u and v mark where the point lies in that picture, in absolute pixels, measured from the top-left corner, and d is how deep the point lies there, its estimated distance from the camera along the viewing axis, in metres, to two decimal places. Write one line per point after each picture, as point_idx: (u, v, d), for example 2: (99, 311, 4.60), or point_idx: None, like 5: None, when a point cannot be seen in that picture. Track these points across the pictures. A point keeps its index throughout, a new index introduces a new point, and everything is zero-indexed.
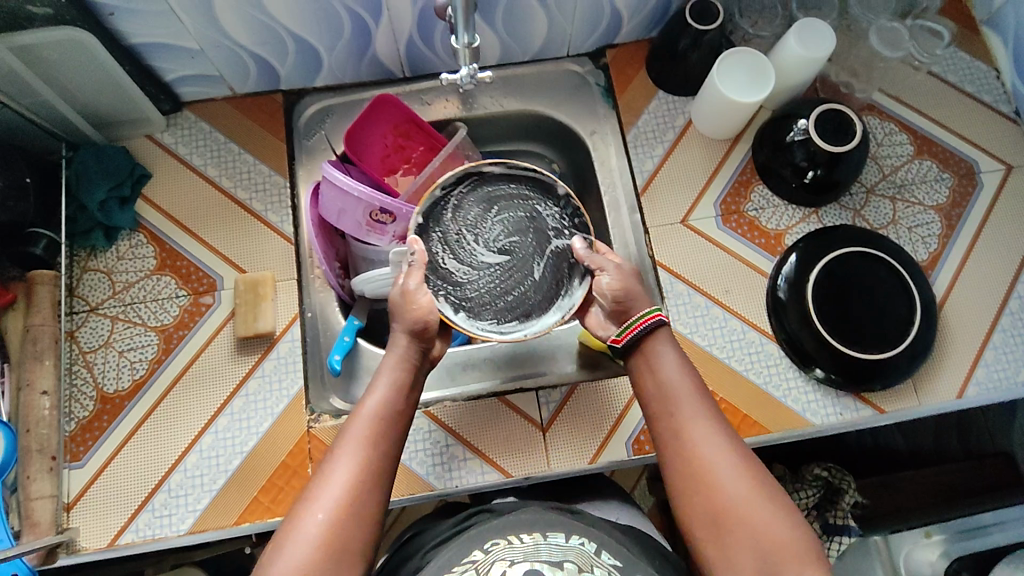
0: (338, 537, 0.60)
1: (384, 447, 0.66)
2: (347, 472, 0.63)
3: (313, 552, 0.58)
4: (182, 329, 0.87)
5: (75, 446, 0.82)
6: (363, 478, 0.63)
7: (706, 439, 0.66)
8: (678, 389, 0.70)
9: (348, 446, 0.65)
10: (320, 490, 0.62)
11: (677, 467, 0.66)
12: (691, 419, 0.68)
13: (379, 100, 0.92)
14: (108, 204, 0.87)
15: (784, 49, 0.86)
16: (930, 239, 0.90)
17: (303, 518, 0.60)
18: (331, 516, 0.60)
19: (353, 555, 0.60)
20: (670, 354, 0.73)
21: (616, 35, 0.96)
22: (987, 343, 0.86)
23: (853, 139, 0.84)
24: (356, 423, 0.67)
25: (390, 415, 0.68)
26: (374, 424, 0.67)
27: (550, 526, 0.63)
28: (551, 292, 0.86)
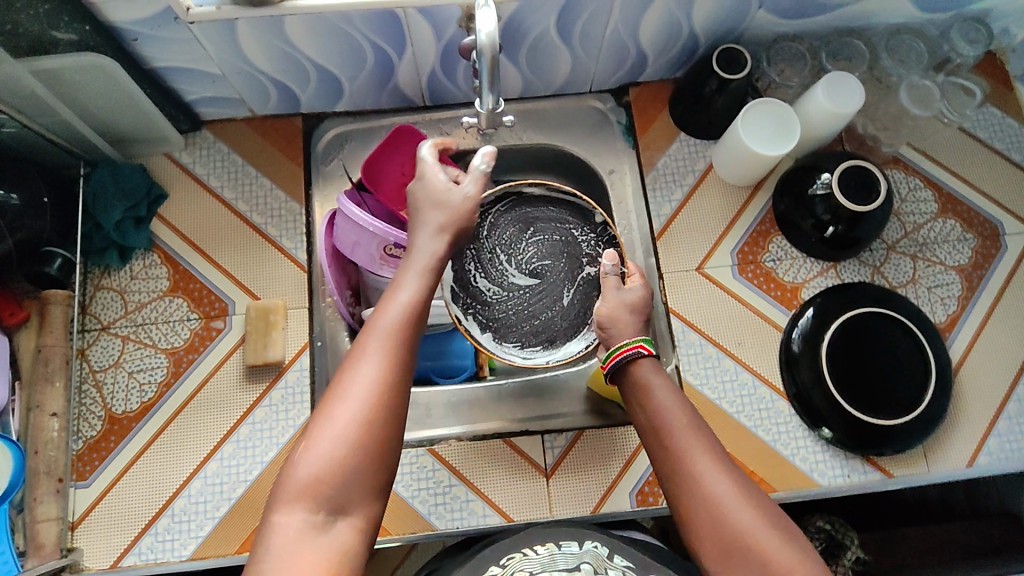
0: (372, 432, 0.56)
1: (414, 338, 0.62)
2: (381, 359, 0.59)
3: (345, 447, 0.55)
4: (191, 352, 0.87)
5: (81, 465, 0.83)
6: (396, 372, 0.59)
7: (717, 477, 0.62)
8: (679, 421, 0.66)
9: (376, 340, 0.60)
10: (351, 379, 0.57)
11: (685, 503, 0.62)
12: (695, 453, 0.63)
13: (399, 130, 0.90)
14: (123, 224, 0.88)
15: (811, 100, 0.85)
16: (949, 300, 0.88)
17: (332, 411, 0.56)
18: (365, 408, 0.56)
19: (389, 452, 0.57)
20: (663, 381, 0.70)
21: (641, 73, 0.95)
22: (1002, 412, 0.85)
23: (877, 197, 0.83)
24: (384, 313, 0.62)
25: (420, 307, 0.64)
26: (405, 313, 0.62)
27: (562, 536, 0.62)
28: (576, 320, 0.91)
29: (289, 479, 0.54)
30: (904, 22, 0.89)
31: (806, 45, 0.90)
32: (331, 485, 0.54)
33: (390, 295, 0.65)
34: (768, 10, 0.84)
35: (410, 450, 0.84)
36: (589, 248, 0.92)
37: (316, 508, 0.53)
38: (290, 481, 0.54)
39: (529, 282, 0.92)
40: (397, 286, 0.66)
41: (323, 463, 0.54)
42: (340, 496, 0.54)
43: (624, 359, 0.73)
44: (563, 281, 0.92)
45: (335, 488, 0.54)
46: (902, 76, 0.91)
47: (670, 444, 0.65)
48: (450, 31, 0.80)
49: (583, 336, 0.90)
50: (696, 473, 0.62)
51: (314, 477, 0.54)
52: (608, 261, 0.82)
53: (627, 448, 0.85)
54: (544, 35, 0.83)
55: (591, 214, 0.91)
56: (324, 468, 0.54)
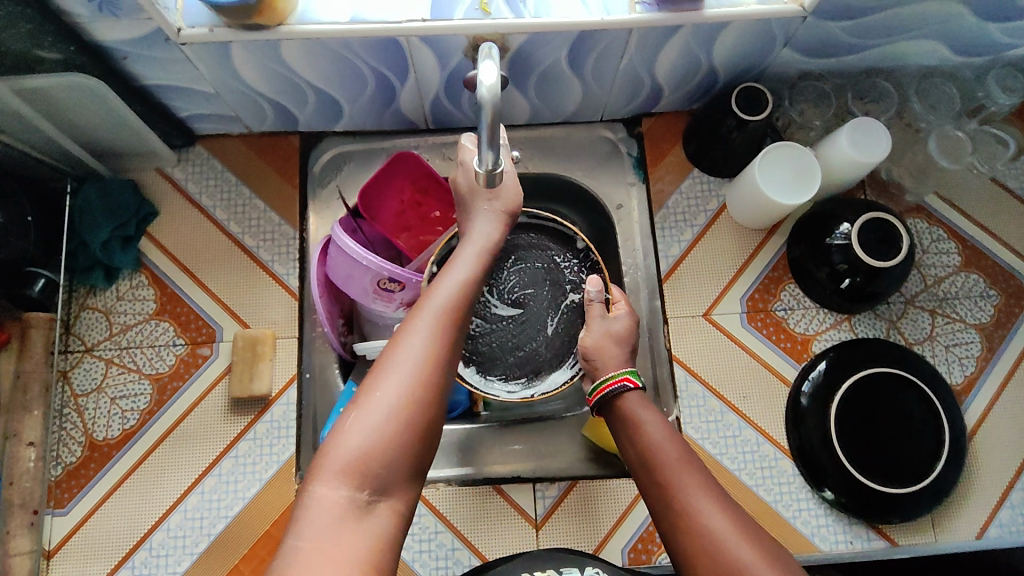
0: (421, 405, 0.55)
1: (463, 323, 0.62)
2: (431, 338, 0.59)
3: (395, 418, 0.54)
4: (176, 379, 0.84)
5: (59, 493, 0.80)
6: (445, 354, 0.59)
7: (712, 511, 0.61)
8: (671, 455, 0.66)
9: (428, 312, 0.61)
10: (399, 355, 0.57)
11: (682, 541, 0.61)
12: (689, 486, 0.63)
13: (396, 158, 0.87)
14: (110, 244, 0.84)
15: (833, 146, 0.81)
16: (967, 361, 0.85)
17: (381, 384, 0.55)
18: (415, 385, 0.56)
19: (433, 433, 0.56)
20: (654, 417, 0.71)
21: (655, 105, 0.91)
22: (1015, 483, 0.81)
23: (898, 253, 0.78)
24: (437, 293, 0.63)
25: (471, 291, 0.65)
26: (458, 296, 0.63)
27: (562, 560, 0.63)
28: (561, 350, 0.88)
29: (333, 452, 0.53)
30: (936, 65, 0.85)
31: (830, 84, 0.87)
32: (376, 461, 0.53)
33: (441, 276, 0.66)
34: (794, 48, 0.79)
35: None
36: (572, 275, 0.90)
37: (359, 485, 0.52)
38: (334, 454, 0.53)
39: (512, 311, 0.89)
40: (448, 268, 0.67)
41: (370, 440, 0.53)
42: (383, 474, 0.53)
43: (610, 394, 0.75)
44: (546, 308, 0.89)
45: (380, 466, 0.53)
46: (933, 124, 0.88)
47: (662, 482, 0.65)
48: (455, 60, 0.76)
49: (568, 367, 0.88)
50: (690, 509, 0.61)
51: (361, 451, 0.52)
52: (593, 286, 0.83)
53: (621, 501, 0.82)
54: (555, 67, 0.79)
55: (572, 239, 0.89)
56: (371, 441, 0.53)
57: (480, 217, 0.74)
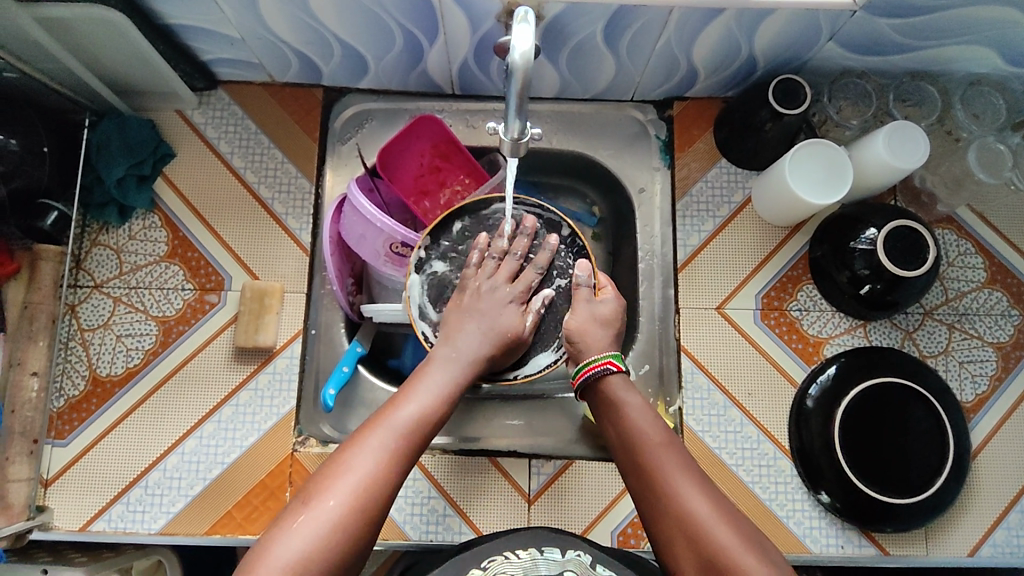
0: (353, 523, 0.55)
1: (417, 449, 0.62)
2: (379, 456, 0.58)
3: (326, 533, 0.53)
4: (182, 324, 0.84)
5: (60, 424, 0.81)
6: (386, 479, 0.58)
7: (691, 493, 0.61)
8: (656, 438, 0.66)
9: (384, 431, 0.61)
10: (338, 472, 0.57)
11: (661, 523, 0.61)
12: (672, 468, 0.63)
13: (416, 120, 0.86)
14: (125, 181, 0.84)
15: (869, 148, 0.79)
16: (981, 379, 0.84)
17: (313, 502, 0.55)
18: (354, 497, 0.55)
19: (360, 550, 0.55)
20: (638, 400, 0.70)
21: (688, 89, 0.88)
22: (1014, 505, 0.81)
23: (924, 264, 0.77)
24: (388, 419, 0.62)
25: (426, 423, 0.64)
26: (412, 426, 0.62)
27: (546, 542, 0.63)
28: (547, 333, 0.81)
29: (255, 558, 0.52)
30: (985, 73, 0.82)
31: (872, 84, 0.84)
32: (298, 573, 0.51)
33: (404, 394, 0.66)
34: (839, 43, 0.77)
35: None
36: (559, 260, 0.82)
37: None
38: (259, 556, 0.52)
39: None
40: (414, 386, 0.67)
41: (297, 552, 0.52)
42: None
43: (592, 376, 0.73)
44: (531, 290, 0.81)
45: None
46: (975, 135, 0.84)
47: (644, 464, 0.64)
48: (487, 25, 0.74)
49: (551, 350, 0.81)
50: (671, 488, 0.61)
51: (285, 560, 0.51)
52: (581, 271, 0.79)
53: (615, 485, 0.81)
54: (589, 40, 0.77)
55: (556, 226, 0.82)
56: (296, 555, 0.52)
57: (462, 342, 0.73)
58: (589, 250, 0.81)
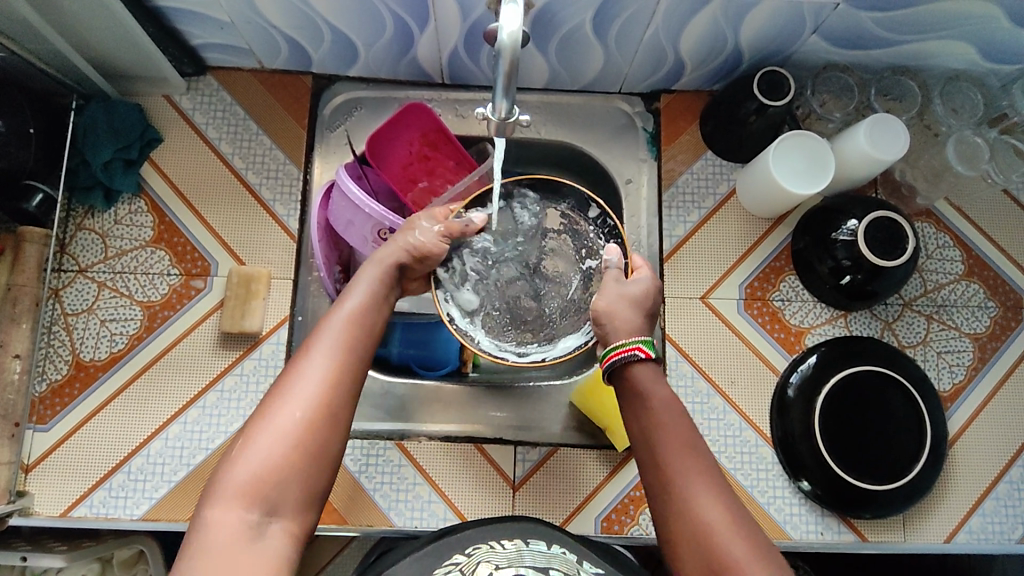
0: (313, 431, 0.55)
1: (362, 349, 0.61)
2: (324, 365, 0.57)
3: (286, 448, 0.53)
4: (168, 309, 0.83)
5: (42, 409, 0.80)
6: (341, 379, 0.58)
7: (709, 504, 0.57)
8: (688, 456, 0.59)
9: (322, 343, 0.59)
10: (285, 388, 0.56)
11: (675, 530, 0.57)
12: (705, 500, 0.57)
13: (406, 108, 0.87)
14: (112, 165, 0.84)
15: (850, 141, 0.81)
16: (957, 368, 0.85)
17: (267, 420, 0.54)
18: (308, 410, 0.55)
19: (327, 457, 0.55)
20: (664, 396, 0.63)
21: (675, 82, 0.90)
22: (990, 492, 0.82)
23: (902, 255, 0.78)
24: (325, 332, 0.60)
25: (364, 326, 0.62)
26: (350, 331, 0.61)
27: (532, 535, 0.62)
28: (575, 314, 0.82)
29: (223, 482, 0.52)
30: (963, 69, 0.84)
31: (854, 78, 0.86)
32: (270, 489, 0.52)
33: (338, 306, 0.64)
34: (822, 36, 0.79)
35: (378, 442, 0.81)
36: (591, 240, 0.82)
37: (252, 507, 0.51)
38: (226, 479, 0.52)
39: (521, 273, 0.83)
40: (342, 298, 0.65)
41: (259, 467, 0.52)
42: (277, 496, 0.52)
43: (620, 361, 0.66)
44: (560, 278, 0.83)
45: (273, 491, 0.52)
46: (954, 128, 0.86)
47: (670, 488, 0.58)
48: (477, 11, 0.75)
49: (582, 332, 0.80)
50: (699, 523, 0.56)
51: (251, 478, 0.52)
52: (612, 253, 0.76)
53: (600, 473, 0.82)
54: (578, 30, 0.78)
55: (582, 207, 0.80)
56: (260, 479, 0.52)
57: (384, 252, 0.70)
58: (621, 230, 0.79)
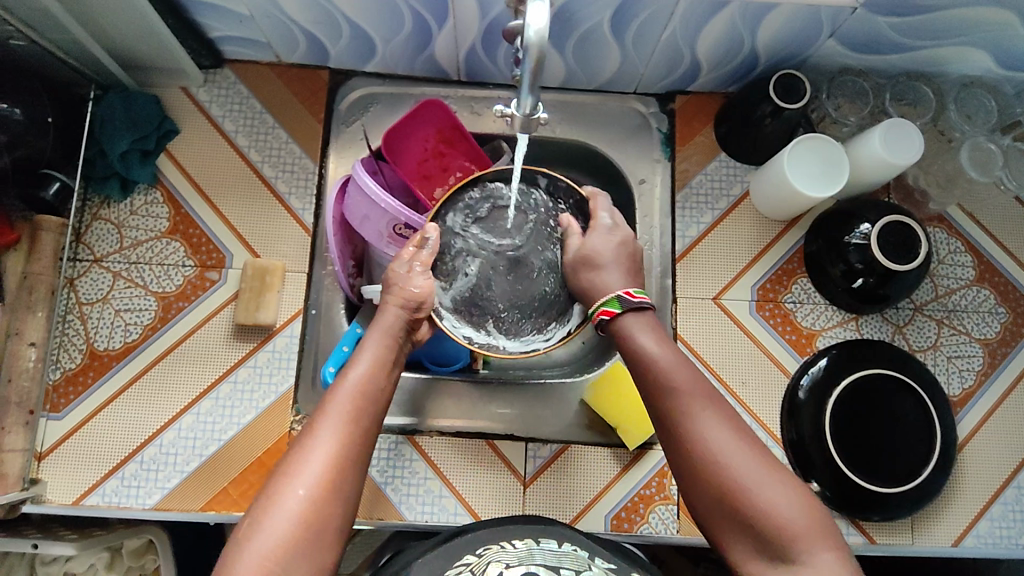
0: (320, 511, 0.54)
1: (367, 424, 0.61)
2: (330, 442, 0.58)
3: (292, 528, 0.53)
4: (182, 300, 0.83)
5: (56, 397, 0.80)
6: (346, 454, 0.58)
7: (708, 421, 0.61)
8: (693, 390, 0.63)
9: (329, 418, 0.59)
10: (292, 467, 0.56)
11: (684, 458, 0.61)
12: (715, 428, 0.60)
13: (423, 104, 0.87)
14: (129, 156, 0.84)
15: (865, 145, 0.81)
16: (967, 373, 0.86)
17: (274, 501, 0.54)
18: (312, 488, 0.55)
19: (332, 536, 0.55)
20: (660, 341, 0.68)
21: (691, 83, 0.90)
22: (998, 497, 0.83)
23: (915, 259, 0.78)
24: (330, 406, 0.60)
25: (371, 398, 0.63)
26: (356, 404, 0.61)
27: (542, 534, 0.62)
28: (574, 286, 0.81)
29: (230, 564, 0.51)
30: (978, 75, 0.85)
31: (869, 83, 0.86)
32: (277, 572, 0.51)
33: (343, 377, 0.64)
34: (839, 40, 0.79)
35: (389, 436, 0.82)
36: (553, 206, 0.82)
37: None
38: (233, 563, 0.51)
39: (504, 267, 0.82)
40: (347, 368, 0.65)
41: (266, 550, 0.52)
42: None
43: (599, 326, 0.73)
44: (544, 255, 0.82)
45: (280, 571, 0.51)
46: (967, 134, 0.86)
47: (681, 425, 0.62)
48: (496, 9, 0.75)
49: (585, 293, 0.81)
50: (711, 453, 0.59)
51: (260, 561, 0.51)
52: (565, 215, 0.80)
53: (610, 471, 0.82)
54: (596, 29, 0.78)
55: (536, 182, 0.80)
56: (268, 559, 0.51)
57: (387, 316, 0.71)
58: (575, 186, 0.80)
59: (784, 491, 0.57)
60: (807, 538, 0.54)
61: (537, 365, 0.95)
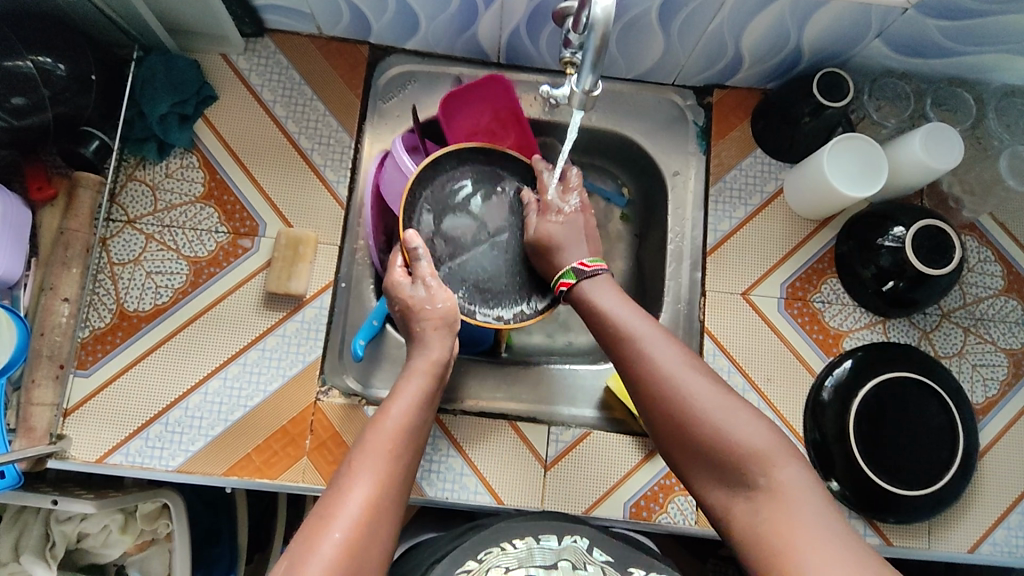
0: (359, 555, 0.51)
1: (403, 465, 0.59)
2: (368, 487, 0.55)
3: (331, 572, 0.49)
4: (214, 266, 0.84)
5: (84, 354, 0.80)
6: (383, 499, 0.55)
7: (663, 353, 0.64)
8: (639, 330, 0.67)
9: (367, 461, 0.57)
10: (332, 508, 0.53)
11: (643, 393, 0.64)
12: (665, 357, 0.63)
13: (491, 78, 0.88)
14: (168, 119, 0.84)
15: (905, 148, 0.81)
16: (991, 382, 0.86)
17: (315, 542, 0.51)
18: (349, 529, 0.52)
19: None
20: (615, 297, 0.72)
21: (730, 77, 0.90)
22: (1015, 506, 0.83)
23: (949, 263, 0.78)
24: (366, 448, 0.59)
25: (408, 442, 0.61)
26: (392, 445, 0.59)
27: (541, 529, 0.59)
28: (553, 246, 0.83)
29: None
30: None
31: (910, 87, 0.86)
32: None
33: (379, 419, 0.62)
34: (885, 41, 0.79)
35: None
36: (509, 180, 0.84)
37: None
38: None
39: (488, 244, 0.82)
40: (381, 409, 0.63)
41: None
42: None
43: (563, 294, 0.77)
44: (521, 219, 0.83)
45: None
46: (1006, 143, 0.85)
47: (635, 366, 0.65)
48: None
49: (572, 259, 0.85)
50: (663, 387, 0.61)
51: None
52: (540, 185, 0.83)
53: (631, 459, 0.82)
54: (642, 18, 0.78)
55: (464, 159, 0.83)
56: None
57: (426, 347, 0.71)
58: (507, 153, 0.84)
59: (739, 412, 0.58)
60: (769, 457, 0.55)
61: (558, 349, 0.97)
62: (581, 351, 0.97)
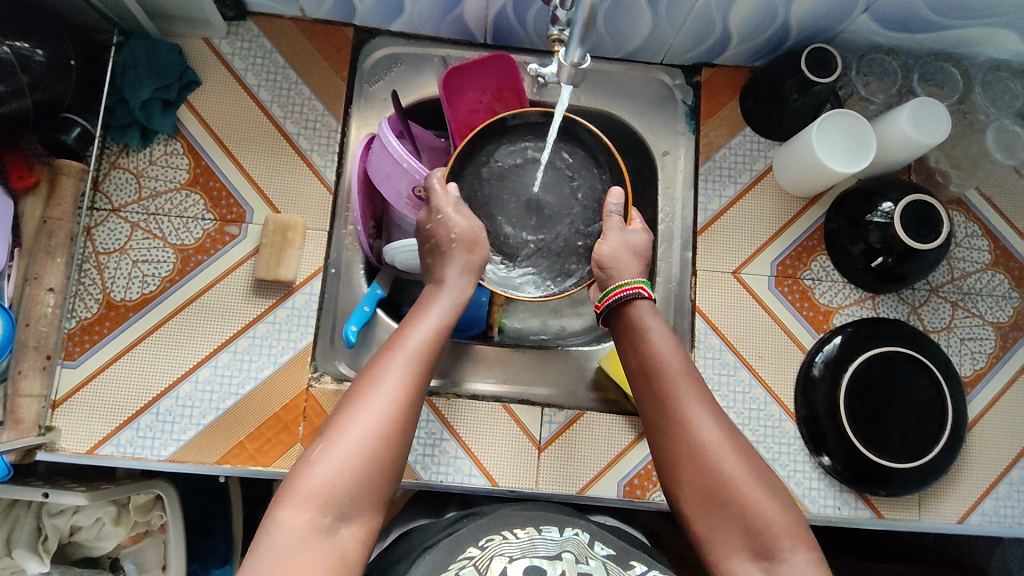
0: (389, 443, 0.56)
1: (433, 369, 0.63)
2: (400, 380, 0.59)
3: (358, 458, 0.54)
4: (201, 253, 0.83)
5: (71, 345, 0.79)
6: (413, 393, 0.59)
7: (704, 418, 0.62)
8: (680, 384, 0.64)
9: (399, 359, 0.60)
10: (361, 398, 0.58)
11: (674, 446, 0.62)
12: (704, 421, 0.62)
13: (498, 57, 0.86)
14: (150, 105, 0.82)
15: (893, 124, 0.81)
16: (979, 356, 0.87)
17: (345, 426, 0.56)
18: (382, 420, 0.56)
19: (396, 466, 0.57)
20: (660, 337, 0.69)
21: (718, 56, 0.89)
22: (1004, 477, 0.84)
23: (937, 237, 0.78)
24: (403, 348, 0.62)
25: (436, 345, 0.64)
26: (425, 347, 0.62)
27: (543, 521, 0.59)
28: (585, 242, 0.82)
29: (299, 481, 0.53)
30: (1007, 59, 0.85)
31: (896, 63, 0.87)
32: (342, 492, 0.53)
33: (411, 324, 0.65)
34: (872, 16, 0.79)
35: None
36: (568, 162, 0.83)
37: (325, 508, 0.52)
38: (302, 481, 0.53)
39: (525, 212, 0.82)
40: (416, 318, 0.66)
41: (335, 472, 0.53)
42: (349, 501, 0.53)
43: (620, 300, 0.71)
44: (556, 202, 0.83)
45: (344, 495, 0.53)
46: (992, 117, 0.86)
47: (670, 417, 0.63)
48: None
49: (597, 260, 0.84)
50: (697, 444, 0.61)
51: (326, 483, 0.53)
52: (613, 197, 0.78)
53: (625, 439, 0.83)
54: None
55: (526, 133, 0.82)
56: (337, 477, 0.53)
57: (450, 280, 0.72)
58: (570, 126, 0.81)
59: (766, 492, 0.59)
60: (784, 539, 0.56)
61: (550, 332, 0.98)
62: (574, 333, 0.97)
